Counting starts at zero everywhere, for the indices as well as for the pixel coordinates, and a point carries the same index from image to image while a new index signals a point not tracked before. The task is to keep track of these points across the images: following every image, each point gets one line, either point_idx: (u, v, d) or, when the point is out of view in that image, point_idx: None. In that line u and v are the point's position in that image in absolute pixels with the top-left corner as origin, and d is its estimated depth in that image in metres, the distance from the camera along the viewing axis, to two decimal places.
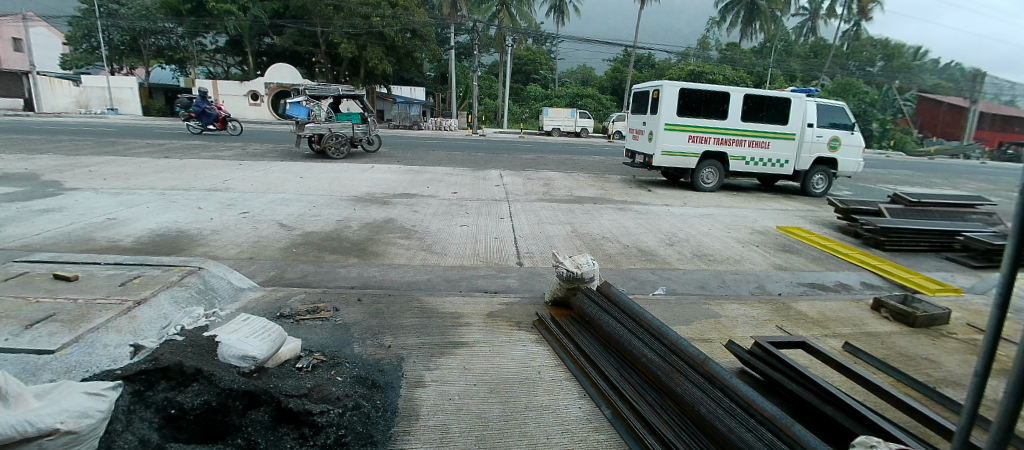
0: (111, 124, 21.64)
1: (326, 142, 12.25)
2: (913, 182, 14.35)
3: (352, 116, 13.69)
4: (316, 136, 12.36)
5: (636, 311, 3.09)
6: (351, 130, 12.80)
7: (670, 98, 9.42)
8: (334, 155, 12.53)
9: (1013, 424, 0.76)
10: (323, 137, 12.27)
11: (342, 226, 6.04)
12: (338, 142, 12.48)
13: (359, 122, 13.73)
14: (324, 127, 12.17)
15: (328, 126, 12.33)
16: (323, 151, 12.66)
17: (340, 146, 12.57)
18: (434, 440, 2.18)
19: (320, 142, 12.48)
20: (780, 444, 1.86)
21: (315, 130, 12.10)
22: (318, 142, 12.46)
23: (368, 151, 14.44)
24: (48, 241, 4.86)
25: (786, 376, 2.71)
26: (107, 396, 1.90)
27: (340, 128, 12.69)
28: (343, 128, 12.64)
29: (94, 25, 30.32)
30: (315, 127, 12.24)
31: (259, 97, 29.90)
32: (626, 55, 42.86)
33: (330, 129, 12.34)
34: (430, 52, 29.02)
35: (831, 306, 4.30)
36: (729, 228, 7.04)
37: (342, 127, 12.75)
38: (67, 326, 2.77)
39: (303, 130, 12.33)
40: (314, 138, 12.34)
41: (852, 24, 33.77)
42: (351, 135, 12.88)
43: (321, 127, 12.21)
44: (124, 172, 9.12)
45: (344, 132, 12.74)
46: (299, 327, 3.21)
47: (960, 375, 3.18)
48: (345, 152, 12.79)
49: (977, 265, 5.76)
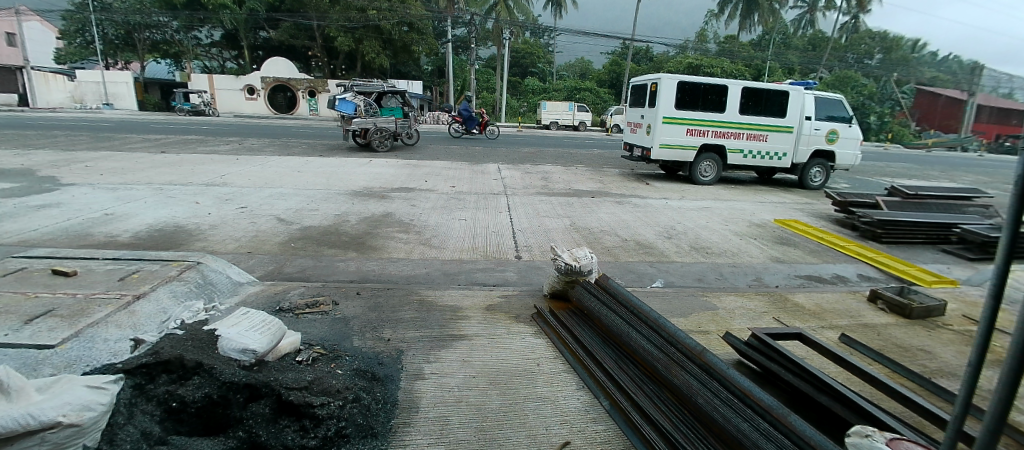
0: (106, 119, 21.50)
1: (371, 136, 12.86)
2: (910, 175, 14.40)
3: (394, 111, 13.81)
4: (362, 130, 13.01)
5: (634, 304, 3.11)
6: (394, 124, 13.35)
7: (668, 91, 9.41)
8: (379, 148, 13.13)
9: (1005, 416, 0.77)
10: (368, 131, 12.91)
11: (340, 221, 6.04)
12: (382, 136, 13.06)
13: (401, 117, 14.02)
14: (369, 121, 12.80)
15: (373, 121, 12.97)
16: (367, 144, 13.32)
17: (384, 140, 13.16)
18: (434, 431, 2.20)
19: (365, 135, 13.13)
20: (777, 435, 1.88)
21: (360, 124, 12.74)
22: (364, 135, 13.10)
23: (410, 144, 15.05)
24: (45, 237, 4.85)
25: (782, 367, 2.73)
26: (108, 390, 1.92)
27: (385, 122, 13.25)
28: (387, 122, 13.20)
29: (88, 19, 30.03)
30: (362, 121, 12.85)
31: (255, 92, 29.69)
32: (624, 49, 42.68)
33: (375, 123, 12.96)
34: (428, 45, 28.82)
35: (828, 298, 4.33)
36: (727, 221, 7.07)
37: (387, 121, 13.30)
38: (67, 321, 2.77)
39: (349, 125, 13.00)
40: (361, 131, 13.03)
41: (850, 16, 33.66)
42: (394, 129, 13.41)
43: (367, 122, 12.83)
44: (121, 167, 9.07)
45: (388, 126, 13.28)
46: (298, 321, 3.22)
47: (955, 366, 3.21)
48: (390, 146, 13.37)
49: (974, 257, 5.79)
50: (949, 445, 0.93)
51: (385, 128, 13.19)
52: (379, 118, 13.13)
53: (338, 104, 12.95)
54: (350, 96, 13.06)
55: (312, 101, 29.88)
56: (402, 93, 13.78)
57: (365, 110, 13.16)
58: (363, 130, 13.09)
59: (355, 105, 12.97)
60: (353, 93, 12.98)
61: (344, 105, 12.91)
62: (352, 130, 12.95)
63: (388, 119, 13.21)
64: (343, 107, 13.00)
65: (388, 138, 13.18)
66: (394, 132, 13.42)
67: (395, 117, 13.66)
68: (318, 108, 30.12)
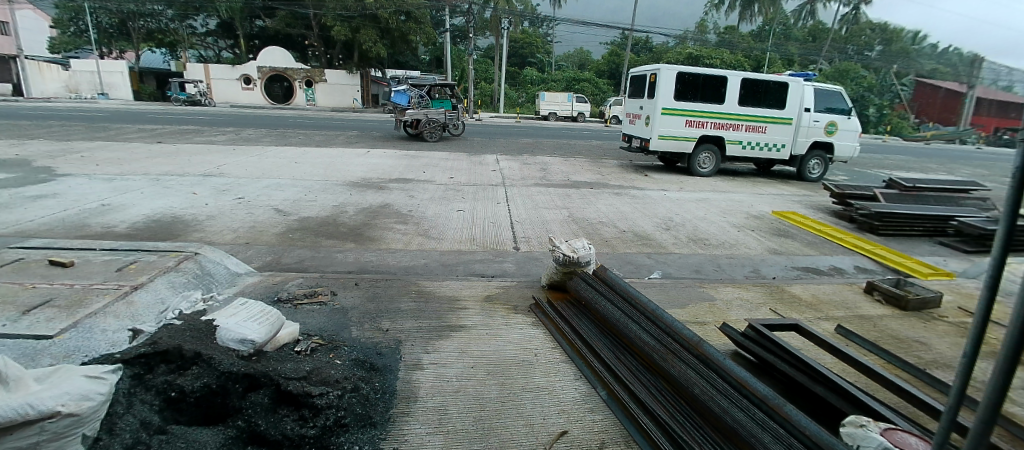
0: (99, 109, 21.26)
1: (423, 126, 13.56)
2: (907, 167, 14.41)
3: (443, 103, 14.89)
4: (414, 121, 13.76)
5: (632, 295, 3.12)
6: (444, 116, 14.02)
7: (667, 82, 9.35)
8: (429, 138, 13.89)
9: (998, 405, 0.78)
10: (420, 122, 13.65)
11: (338, 211, 6.02)
12: (433, 127, 13.80)
13: (448, 109, 15.06)
14: (422, 114, 13.51)
15: (425, 113, 13.69)
16: (418, 134, 14.06)
17: (434, 130, 13.88)
18: (432, 420, 2.22)
19: (416, 126, 13.87)
20: (771, 424, 1.91)
21: (413, 115, 13.51)
22: (415, 126, 13.86)
23: (456, 134, 15.72)
24: (42, 228, 4.82)
25: (779, 357, 2.75)
26: (107, 379, 1.92)
27: (435, 114, 13.97)
28: (437, 114, 13.87)
29: (81, 7, 29.65)
30: (415, 113, 13.63)
31: (251, 82, 29.32)
32: (623, 39, 42.35)
33: (427, 116, 13.72)
34: (426, 35, 28.48)
35: (824, 290, 4.35)
36: (725, 213, 7.07)
37: (437, 113, 14.03)
38: (65, 311, 2.77)
39: (402, 116, 13.78)
40: (413, 123, 13.78)
41: (851, 7, 33.45)
42: (443, 120, 14.10)
43: (419, 113, 13.55)
44: (118, 158, 9.01)
45: (438, 117, 13.98)
46: (296, 311, 3.22)
47: (949, 357, 3.25)
48: (439, 137, 14.14)
49: (970, 250, 5.82)
50: (941, 439, 0.94)
51: (435, 120, 13.92)
52: (431, 110, 13.87)
53: (395, 96, 14.44)
54: (406, 89, 14.41)
55: (310, 91, 29.65)
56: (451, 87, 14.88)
57: (417, 102, 14.23)
58: (414, 121, 13.84)
59: (409, 97, 14.20)
60: (408, 85, 14.27)
61: (399, 97, 14.40)
62: (404, 122, 13.71)
63: (438, 111, 13.86)
64: (399, 98, 14.47)
65: (439, 130, 13.91)
66: (443, 123, 14.13)
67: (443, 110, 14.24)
68: (315, 98, 29.84)
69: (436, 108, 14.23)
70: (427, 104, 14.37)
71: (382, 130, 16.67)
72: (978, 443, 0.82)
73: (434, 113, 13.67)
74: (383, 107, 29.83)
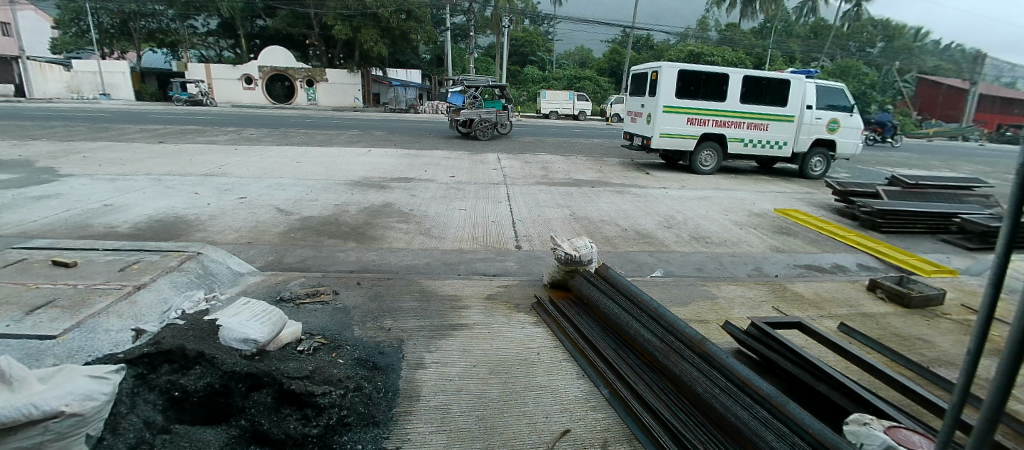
0: (100, 109, 21.33)
1: (476, 125, 14.24)
2: (909, 164, 14.35)
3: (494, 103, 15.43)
4: (467, 121, 14.51)
5: (634, 293, 3.11)
6: (494, 115, 14.67)
7: (669, 79, 9.33)
8: (481, 137, 14.54)
9: (1004, 405, 0.76)
10: (473, 122, 14.38)
11: (340, 210, 6.03)
12: (485, 126, 14.45)
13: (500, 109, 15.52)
14: (474, 113, 14.24)
15: (477, 112, 14.39)
16: (471, 133, 14.74)
17: (486, 129, 14.52)
18: (434, 420, 2.22)
19: (470, 125, 14.58)
20: (775, 423, 1.90)
21: (466, 114, 14.23)
22: (468, 125, 14.57)
23: (504, 132, 16.38)
24: (45, 228, 4.84)
25: (781, 355, 2.74)
26: (110, 380, 1.93)
27: (487, 113, 14.60)
28: (488, 114, 14.54)
29: (83, 7, 29.73)
30: (469, 113, 14.37)
31: (253, 81, 29.36)
32: (624, 36, 42.33)
33: (480, 115, 14.43)
34: (426, 33, 28.44)
35: (827, 288, 4.34)
36: (727, 210, 7.06)
37: (489, 113, 14.66)
38: (68, 311, 2.78)
39: (457, 115, 14.60)
40: (466, 122, 14.49)
41: (852, 4, 33.38)
42: (494, 119, 14.72)
43: (472, 112, 14.25)
44: (120, 158, 9.02)
45: (489, 117, 14.61)
46: (299, 311, 3.22)
47: (953, 355, 3.24)
48: (491, 135, 14.77)
49: (973, 247, 5.80)
50: (943, 439, 0.94)
51: (487, 119, 14.56)
52: (483, 110, 14.57)
53: (450, 97, 15.26)
54: (460, 89, 15.18)
55: (311, 90, 29.71)
56: (504, 88, 15.42)
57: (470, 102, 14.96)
58: (468, 120, 14.58)
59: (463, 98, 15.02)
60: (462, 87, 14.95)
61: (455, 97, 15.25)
62: (458, 121, 14.58)
63: (489, 111, 14.53)
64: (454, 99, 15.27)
65: (490, 128, 14.55)
66: (494, 122, 14.79)
67: (496, 110, 14.90)
68: (316, 98, 29.91)
69: (488, 108, 14.94)
70: (480, 104, 14.91)
71: (384, 130, 16.70)
72: (982, 440, 0.81)
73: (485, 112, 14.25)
74: (384, 106, 29.88)
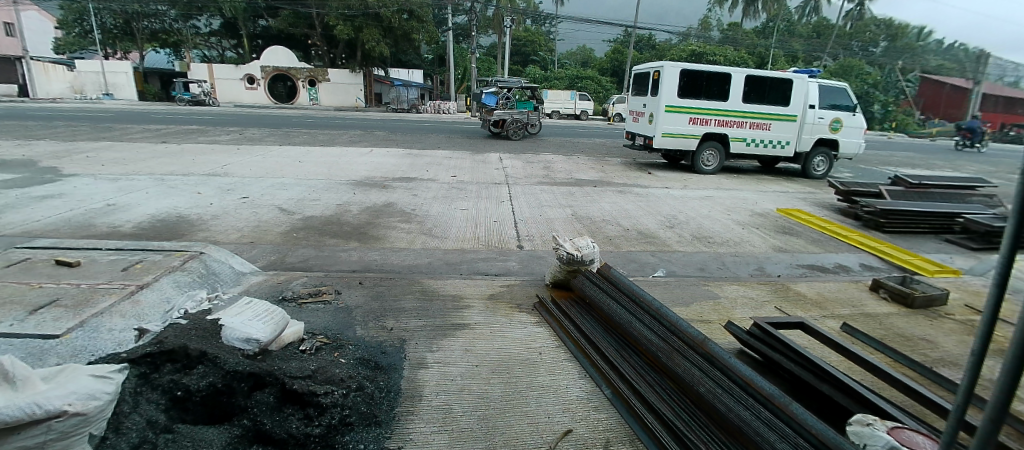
0: (103, 109, 21.40)
1: (508, 126, 14.58)
2: (912, 164, 14.28)
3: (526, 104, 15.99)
4: (499, 121, 14.82)
5: (637, 293, 3.10)
6: (525, 116, 15.05)
7: (671, 79, 9.31)
8: (512, 137, 14.87)
9: (1009, 406, 0.76)
10: (505, 122, 14.73)
11: (342, 210, 6.04)
12: (516, 126, 14.81)
13: (531, 109, 15.97)
14: (507, 114, 14.64)
15: (509, 113, 14.77)
16: (501, 133, 15.06)
17: (517, 129, 14.85)
18: (437, 419, 2.22)
19: (501, 125, 14.90)
20: (778, 423, 1.90)
21: (500, 115, 14.55)
22: (501, 125, 14.89)
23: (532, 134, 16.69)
24: (49, 228, 4.86)
25: (784, 355, 2.74)
26: (113, 379, 1.93)
27: (519, 114, 14.91)
28: (519, 114, 14.90)
29: (86, 8, 29.82)
30: (502, 113, 14.74)
31: (255, 81, 29.40)
32: (626, 36, 42.24)
33: (512, 116, 14.83)
34: (428, 33, 28.39)
35: (829, 288, 4.32)
36: (729, 210, 7.04)
37: (520, 113, 14.96)
38: (72, 311, 2.79)
39: (489, 116, 14.91)
40: (499, 123, 14.80)
41: (855, 4, 33.28)
42: (525, 119, 15.02)
43: (505, 113, 14.57)
44: (123, 158, 9.04)
45: (521, 117, 14.93)
46: (301, 310, 3.23)
47: (957, 355, 3.22)
48: (521, 135, 15.11)
49: (977, 247, 5.77)
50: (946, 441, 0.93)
51: (518, 119, 14.87)
52: (515, 111, 14.97)
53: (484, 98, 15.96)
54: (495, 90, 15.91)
55: (313, 90, 29.75)
56: (536, 91, 15.94)
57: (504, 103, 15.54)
58: (499, 120, 14.89)
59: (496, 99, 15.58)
60: (495, 89, 15.66)
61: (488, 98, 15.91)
62: (490, 121, 14.90)
63: (520, 111, 14.84)
64: (488, 99, 15.99)
65: (521, 129, 14.89)
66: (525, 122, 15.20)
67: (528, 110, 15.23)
68: (318, 98, 29.96)
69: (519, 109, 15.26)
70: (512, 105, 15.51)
71: (386, 129, 16.70)
72: (984, 441, 0.81)
73: (517, 113, 14.64)
74: (386, 106, 29.89)
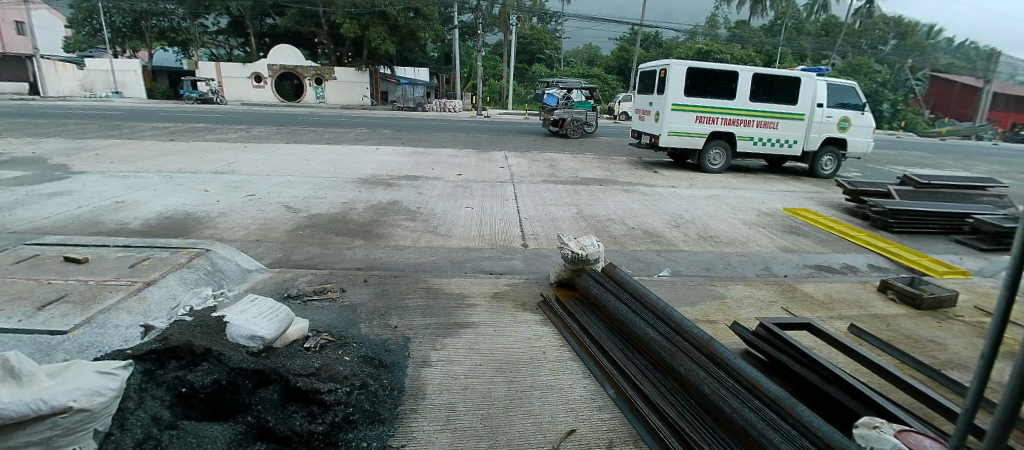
0: (113, 107, 21.62)
1: (568, 124, 15.42)
2: (922, 164, 14.13)
3: (585, 105, 18.01)
4: (559, 120, 15.74)
5: (641, 292, 3.08)
6: (584, 115, 15.78)
7: (677, 77, 9.26)
8: (570, 135, 15.67)
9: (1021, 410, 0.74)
10: (565, 121, 15.57)
11: (347, 208, 6.05)
12: (575, 125, 15.59)
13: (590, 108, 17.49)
14: (567, 114, 15.46)
15: (569, 113, 15.58)
16: (560, 132, 15.91)
17: (576, 128, 15.65)
18: (440, 418, 2.22)
19: (561, 124, 15.77)
20: (784, 426, 1.88)
21: (560, 114, 15.43)
22: (560, 124, 15.80)
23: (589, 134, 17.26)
24: (58, 224, 4.92)
25: (791, 357, 2.71)
26: (118, 375, 1.94)
27: (578, 113, 15.72)
28: (578, 113, 15.65)
29: (96, 6, 30.15)
30: (562, 113, 15.62)
31: (263, 79, 29.54)
32: (632, 34, 42.16)
33: (572, 115, 15.70)
34: (435, 32, 28.42)
35: (837, 288, 4.28)
36: (736, 210, 6.99)
37: (579, 112, 15.77)
38: (79, 307, 2.81)
39: (550, 115, 15.85)
40: (559, 122, 15.74)
41: (864, 2, 32.99)
42: (584, 118, 15.80)
43: (565, 113, 15.44)
44: (131, 155, 9.12)
45: (580, 116, 15.73)
46: (306, 308, 3.24)
47: (966, 358, 3.17)
48: (580, 133, 15.93)
49: (987, 248, 5.69)
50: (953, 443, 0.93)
51: (577, 118, 15.69)
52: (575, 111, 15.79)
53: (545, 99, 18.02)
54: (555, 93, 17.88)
55: (320, 88, 29.92)
56: (593, 90, 17.99)
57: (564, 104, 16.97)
58: (560, 120, 15.80)
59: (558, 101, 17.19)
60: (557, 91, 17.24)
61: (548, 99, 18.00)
62: (552, 120, 15.88)
63: (579, 111, 15.60)
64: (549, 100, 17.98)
65: (580, 127, 15.68)
66: (584, 121, 16.12)
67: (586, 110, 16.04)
68: (325, 96, 30.09)
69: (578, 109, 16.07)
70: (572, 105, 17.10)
71: (392, 127, 16.76)
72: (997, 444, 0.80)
73: (576, 113, 15.39)
74: (392, 105, 30.01)
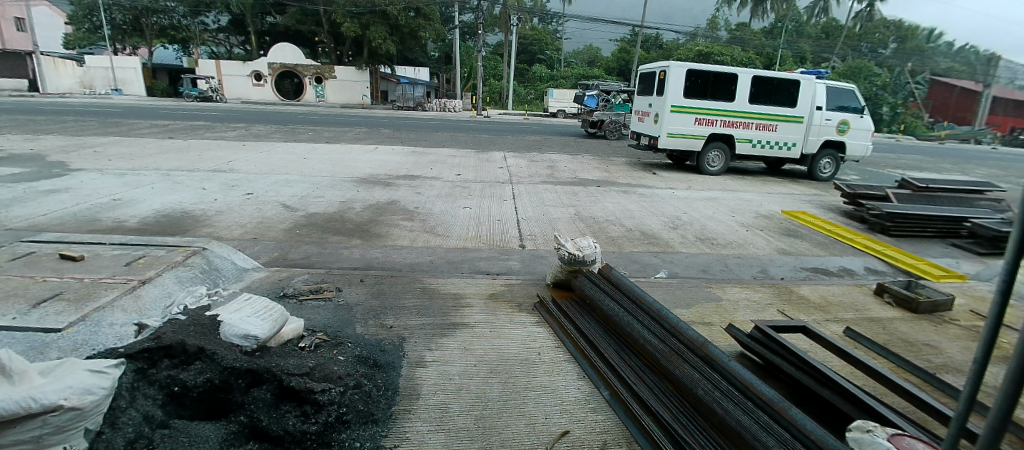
0: (111, 104, 21.55)
1: (605, 125, 15.99)
2: (921, 167, 14.17)
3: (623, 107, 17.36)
4: (597, 122, 16.37)
5: (637, 295, 3.08)
6: (622, 116, 16.21)
7: (677, 79, 9.26)
8: (608, 137, 16.19)
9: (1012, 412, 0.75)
10: (603, 122, 16.16)
11: (345, 207, 6.06)
12: (613, 127, 16.08)
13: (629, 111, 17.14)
14: (604, 115, 16.04)
15: (608, 115, 16.12)
16: (599, 133, 16.48)
17: (615, 129, 16.12)
18: (433, 418, 2.21)
19: (599, 125, 16.39)
20: (777, 428, 1.88)
21: (597, 116, 16.10)
22: (598, 125, 16.50)
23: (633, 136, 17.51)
24: (54, 222, 4.91)
25: (785, 360, 2.71)
26: (110, 374, 1.94)
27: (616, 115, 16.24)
28: (616, 115, 16.13)
29: (96, 3, 30.09)
30: (601, 115, 16.25)
31: (262, 78, 29.53)
32: (632, 35, 42.21)
33: (610, 118, 16.32)
34: (435, 31, 28.42)
35: (833, 291, 4.29)
36: (734, 212, 7.00)
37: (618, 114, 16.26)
38: (74, 305, 2.81)
39: (588, 116, 16.54)
40: (597, 123, 16.40)
41: (865, 5, 33.05)
42: (623, 121, 16.23)
43: (603, 114, 16.03)
44: (130, 153, 9.11)
45: (618, 118, 16.20)
46: (301, 307, 3.24)
47: (960, 362, 3.18)
48: (619, 135, 16.33)
49: (983, 252, 5.71)
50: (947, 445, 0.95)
51: (615, 120, 16.18)
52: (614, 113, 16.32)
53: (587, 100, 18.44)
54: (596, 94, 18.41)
55: (319, 87, 29.87)
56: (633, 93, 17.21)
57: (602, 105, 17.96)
58: (598, 121, 16.41)
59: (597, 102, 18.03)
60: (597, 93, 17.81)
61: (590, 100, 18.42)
62: (590, 121, 16.54)
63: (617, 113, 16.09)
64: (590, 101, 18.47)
65: (618, 129, 16.11)
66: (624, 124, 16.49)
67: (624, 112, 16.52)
68: (325, 94, 30.06)
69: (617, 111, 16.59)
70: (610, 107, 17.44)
71: (391, 127, 16.76)
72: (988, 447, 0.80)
73: (614, 115, 16.01)
74: (392, 104, 30.00)
